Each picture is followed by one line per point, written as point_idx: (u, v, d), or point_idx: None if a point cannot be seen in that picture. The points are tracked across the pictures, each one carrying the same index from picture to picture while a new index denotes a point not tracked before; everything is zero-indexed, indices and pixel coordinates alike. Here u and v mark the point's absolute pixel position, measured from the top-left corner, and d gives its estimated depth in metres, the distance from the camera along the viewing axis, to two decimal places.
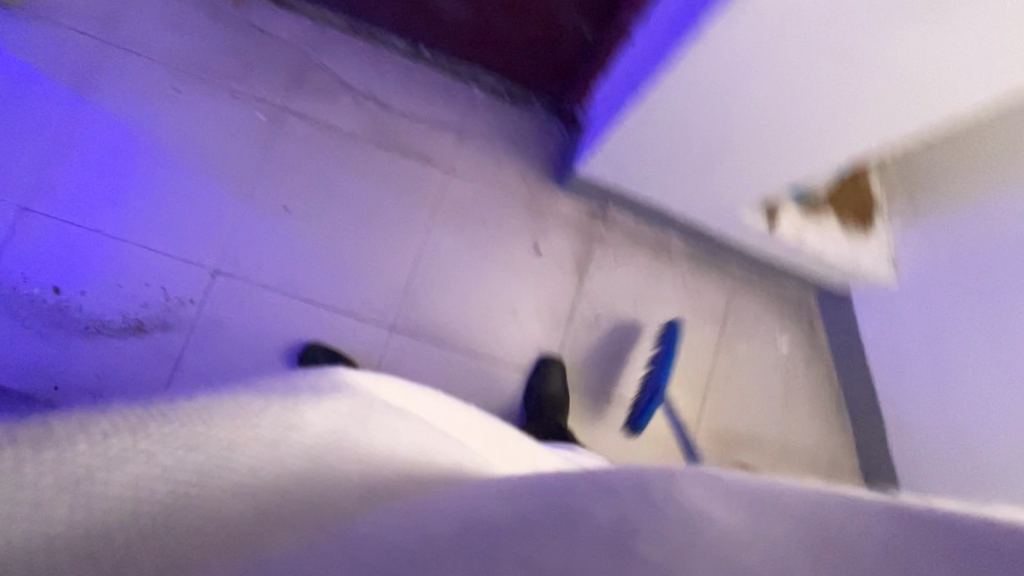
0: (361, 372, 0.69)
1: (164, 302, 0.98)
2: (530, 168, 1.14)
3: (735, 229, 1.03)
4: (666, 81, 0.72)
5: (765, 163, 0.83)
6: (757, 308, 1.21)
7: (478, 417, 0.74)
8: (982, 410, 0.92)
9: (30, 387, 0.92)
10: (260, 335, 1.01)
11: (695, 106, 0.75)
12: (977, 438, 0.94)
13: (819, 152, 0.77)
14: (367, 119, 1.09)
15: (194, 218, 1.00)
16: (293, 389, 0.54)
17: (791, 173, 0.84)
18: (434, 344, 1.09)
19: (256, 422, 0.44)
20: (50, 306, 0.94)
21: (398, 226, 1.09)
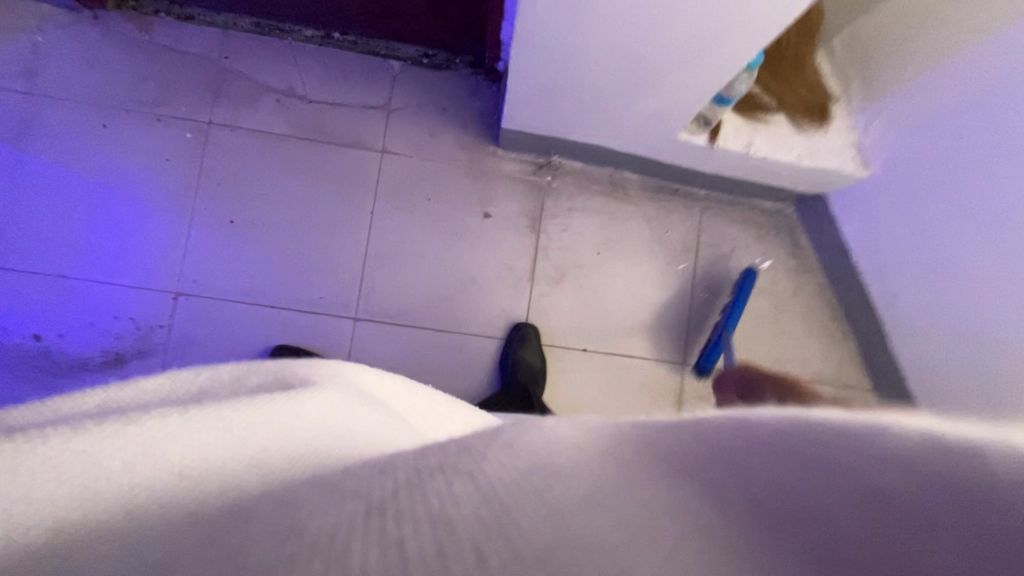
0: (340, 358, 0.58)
1: (136, 331, 1.02)
2: (466, 133, 1.11)
3: (680, 153, 0.96)
4: (527, 21, 0.66)
5: (675, 85, 0.75)
6: (731, 232, 1.14)
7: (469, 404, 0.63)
8: (965, 309, 0.82)
9: None
10: (232, 347, 1.04)
11: (572, 38, 0.68)
12: (963, 340, 0.84)
13: (708, 67, 0.70)
14: (293, 117, 1.08)
15: (149, 246, 1.04)
16: None
17: (704, 93, 0.75)
18: (401, 329, 1.08)
19: (254, 406, 0.34)
20: (34, 353, 0.99)
21: (344, 216, 1.08)
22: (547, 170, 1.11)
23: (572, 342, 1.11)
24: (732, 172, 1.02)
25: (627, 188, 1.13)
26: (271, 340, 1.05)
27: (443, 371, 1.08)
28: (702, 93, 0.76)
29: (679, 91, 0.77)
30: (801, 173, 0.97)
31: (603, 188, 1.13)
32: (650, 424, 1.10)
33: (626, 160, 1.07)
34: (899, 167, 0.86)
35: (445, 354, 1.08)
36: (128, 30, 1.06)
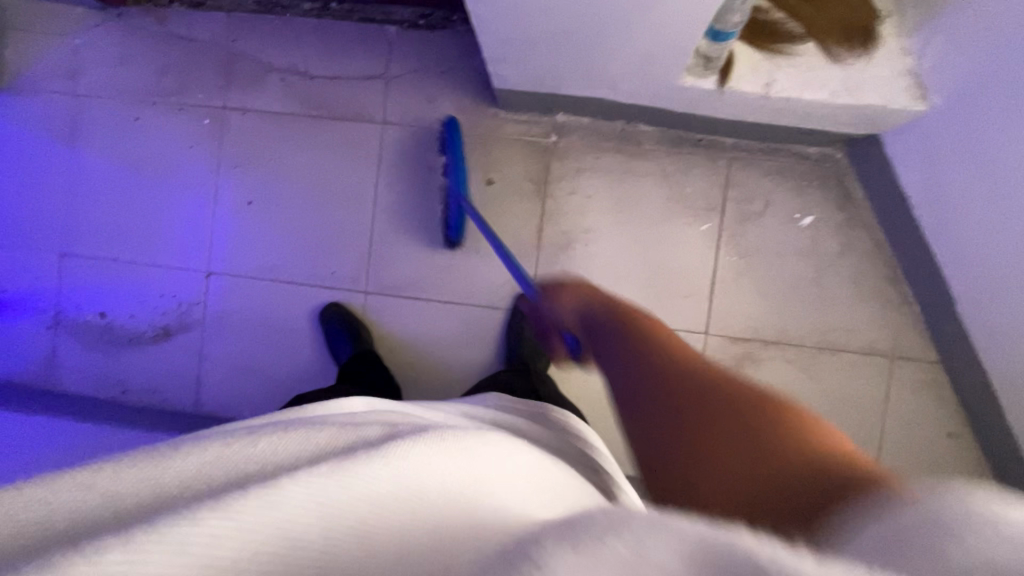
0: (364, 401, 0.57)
1: (178, 308, 1.13)
2: (465, 97, 1.06)
3: (692, 99, 0.85)
4: None
5: (659, 24, 0.66)
6: (765, 185, 1.01)
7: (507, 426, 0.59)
8: None
9: (106, 394, 1.13)
10: (258, 321, 1.11)
11: None
12: None
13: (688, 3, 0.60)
14: (298, 96, 1.10)
15: (182, 229, 1.13)
16: None
17: (695, 29, 0.65)
18: (411, 300, 1.09)
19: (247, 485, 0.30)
20: (101, 328, 1.14)
21: (351, 190, 1.09)
22: (552, 130, 1.04)
23: None
24: (757, 116, 0.89)
25: (641, 143, 1.03)
26: (292, 313, 1.11)
27: (450, 341, 1.08)
28: (693, 32, 0.66)
29: (666, 30, 0.67)
30: (841, 112, 0.81)
31: (614, 145, 1.03)
32: None
33: (636, 113, 0.97)
34: (964, 100, 0.71)
35: (452, 325, 1.08)
36: (148, 24, 1.12)
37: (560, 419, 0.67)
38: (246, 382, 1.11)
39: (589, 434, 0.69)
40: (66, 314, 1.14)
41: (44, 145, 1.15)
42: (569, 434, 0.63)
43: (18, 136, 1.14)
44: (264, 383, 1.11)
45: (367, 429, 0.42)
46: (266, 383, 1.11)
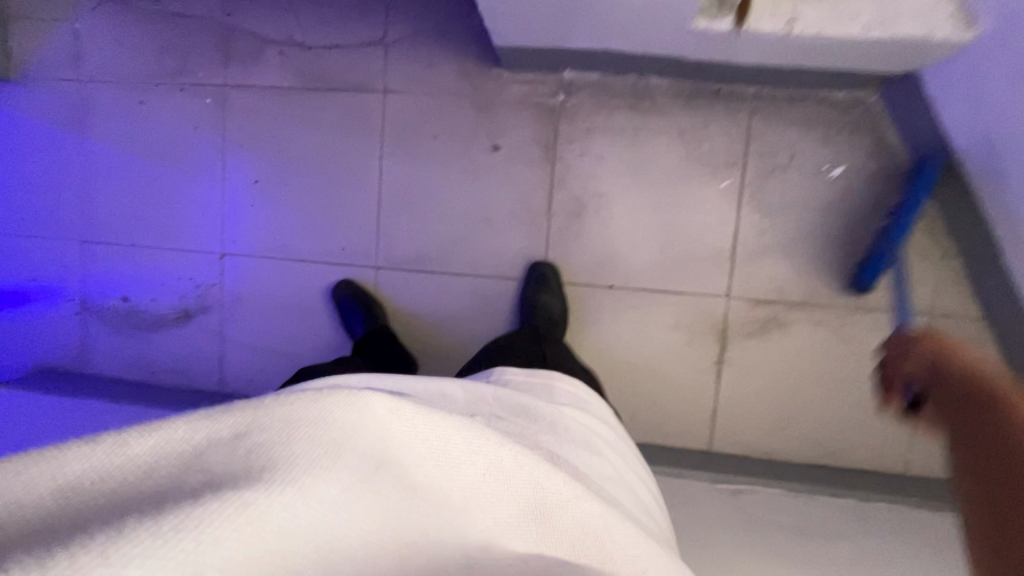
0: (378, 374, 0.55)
1: (196, 289, 1.14)
2: (468, 59, 1.01)
3: (706, 44, 0.79)
4: None
5: None
6: (790, 135, 0.94)
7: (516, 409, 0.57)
8: None
9: (135, 375, 1.17)
10: (273, 299, 1.12)
11: None
12: None
13: None
14: (298, 68, 1.07)
15: (194, 211, 1.13)
16: None
17: None
18: (421, 272, 1.07)
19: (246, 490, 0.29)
20: (126, 312, 1.17)
21: (355, 164, 1.07)
22: (559, 89, 0.99)
23: (597, 279, 1.02)
24: (779, 59, 0.82)
25: (654, 98, 0.97)
26: (304, 291, 1.11)
27: (463, 313, 1.06)
28: None
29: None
30: (874, 48, 0.74)
31: (626, 102, 0.97)
32: (690, 364, 1.00)
33: (647, 64, 0.91)
34: (1008, 26, 0.63)
35: (465, 297, 1.06)
36: (145, 4, 1.10)
37: (561, 395, 0.64)
38: (266, 361, 1.13)
39: (596, 412, 0.65)
40: (91, 299, 1.18)
41: (55, 134, 1.16)
42: (570, 414, 0.61)
43: (31, 124, 1.16)
44: (283, 361, 1.12)
45: (373, 399, 0.38)
46: (285, 361, 1.12)
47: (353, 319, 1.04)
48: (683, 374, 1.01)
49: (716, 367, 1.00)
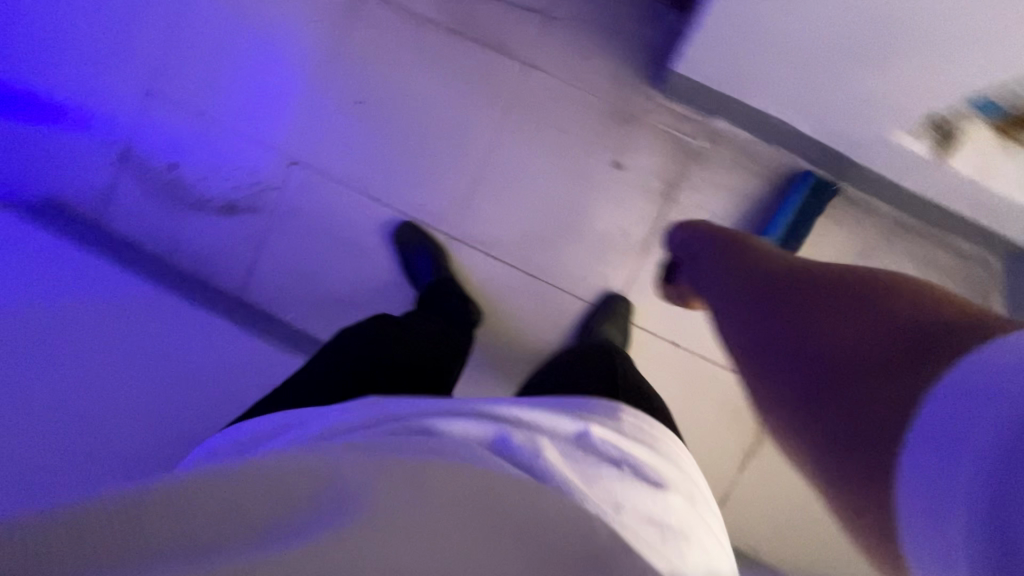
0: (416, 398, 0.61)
1: (252, 185, 1.05)
2: (625, 66, 0.95)
3: (886, 155, 0.76)
4: None
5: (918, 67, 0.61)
6: (903, 267, 0.93)
7: (549, 442, 0.59)
8: None
9: (153, 248, 1.07)
10: (330, 226, 1.04)
11: None
12: None
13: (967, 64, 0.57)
14: (447, 5, 0.99)
15: (279, 105, 1.04)
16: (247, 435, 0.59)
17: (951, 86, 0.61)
18: (493, 256, 1.02)
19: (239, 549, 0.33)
20: (168, 180, 1.07)
21: (468, 123, 1.00)
22: (702, 134, 0.94)
23: (664, 330, 0.99)
24: (940, 195, 0.80)
25: (791, 179, 0.93)
26: (367, 230, 1.04)
27: (519, 313, 1.02)
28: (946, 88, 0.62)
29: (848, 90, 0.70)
30: None
31: (762, 172, 0.94)
32: (720, 444, 0.99)
33: (806, 146, 0.87)
34: None
35: (526, 299, 1.02)
36: None
37: (609, 420, 0.65)
38: (299, 286, 1.05)
39: (648, 437, 0.66)
40: (135, 153, 1.07)
41: None
42: (620, 443, 0.62)
43: None
44: (317, 292, 1.05)
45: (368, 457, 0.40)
46: (320, 292, 1.05)
47: (419, 258, 0.99)
48: (711, 454, 0.99)
49: (743, 456, 0.99)
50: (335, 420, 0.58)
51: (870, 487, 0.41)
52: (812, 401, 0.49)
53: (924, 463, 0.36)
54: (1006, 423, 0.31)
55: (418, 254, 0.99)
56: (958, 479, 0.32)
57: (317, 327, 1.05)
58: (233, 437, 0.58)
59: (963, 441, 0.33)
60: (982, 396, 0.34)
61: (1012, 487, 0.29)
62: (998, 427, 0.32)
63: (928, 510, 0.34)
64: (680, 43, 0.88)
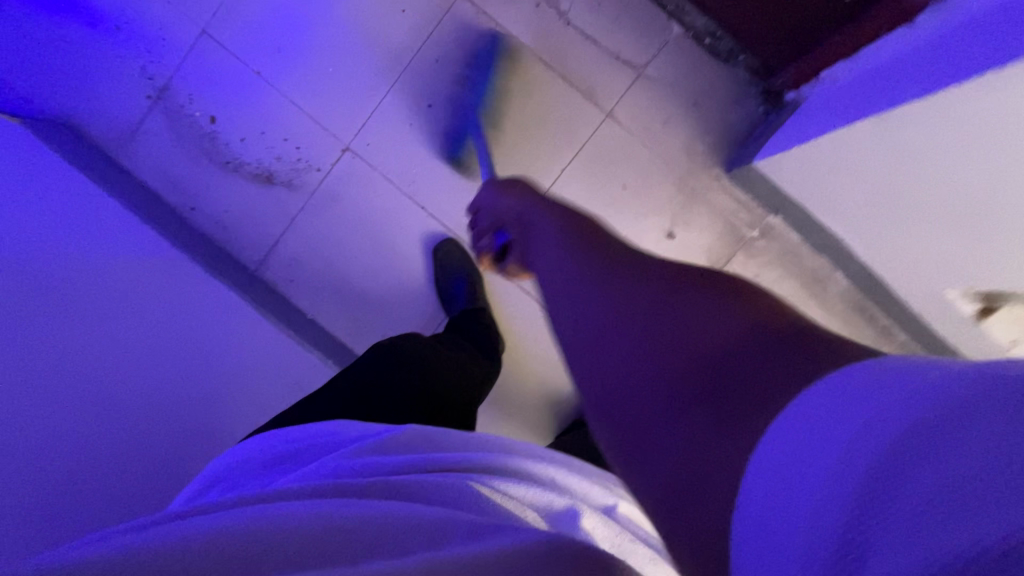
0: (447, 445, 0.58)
1: (295, 161, 1.00)
2: (700, 142, 0.96)
3: (930, 300, 0.80)
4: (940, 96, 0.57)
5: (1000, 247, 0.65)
6: None
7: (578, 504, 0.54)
8: None
9: (173, 200, 1.01)
10: (368, 223, 1.01)
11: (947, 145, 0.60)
12: None
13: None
14: (541, 32, 0.97)
15: (343, 86, 0.99)
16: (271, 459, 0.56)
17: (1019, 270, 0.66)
18: (528, 292, 1.01)
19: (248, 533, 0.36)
20: (204, 133, 1.00)
21: (533, 157, 0.99)
22: (757, 226, 0.96)
23: None
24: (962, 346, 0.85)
25: (828, 290, 0.96)
26: (406, 236, 1.01)
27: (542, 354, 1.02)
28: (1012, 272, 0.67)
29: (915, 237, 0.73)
30: None
31: (803, 277, 0.96)
32: None
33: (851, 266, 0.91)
34: None
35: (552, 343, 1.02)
36: None
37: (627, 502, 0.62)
38: (322, 275, 1.01)
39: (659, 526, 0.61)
40: (174, 95, 1.00)
41: None
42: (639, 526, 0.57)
43: None
44: (338, 286, 1.01)
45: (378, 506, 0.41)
46: (343, 288, 1.01)
47: (456, 279, 0.97)
48: None
49: None
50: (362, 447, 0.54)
51: (701, 516, 0.31)
52: (637, 416, 0.38)
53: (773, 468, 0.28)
54: (893, 428, 0.24)
55: (452, 273, 0.97)
56: (804, 509, 0.24)
57: (331, 322, 1.02)
58: (255, 459, 0.55)
59: (824, 446, 0.26)
60: (865, 398, 0.26)
61: (888, 485, 0.22)
62: (891, 423, 0.24)
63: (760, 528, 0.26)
64: (763, 139, 0.89)
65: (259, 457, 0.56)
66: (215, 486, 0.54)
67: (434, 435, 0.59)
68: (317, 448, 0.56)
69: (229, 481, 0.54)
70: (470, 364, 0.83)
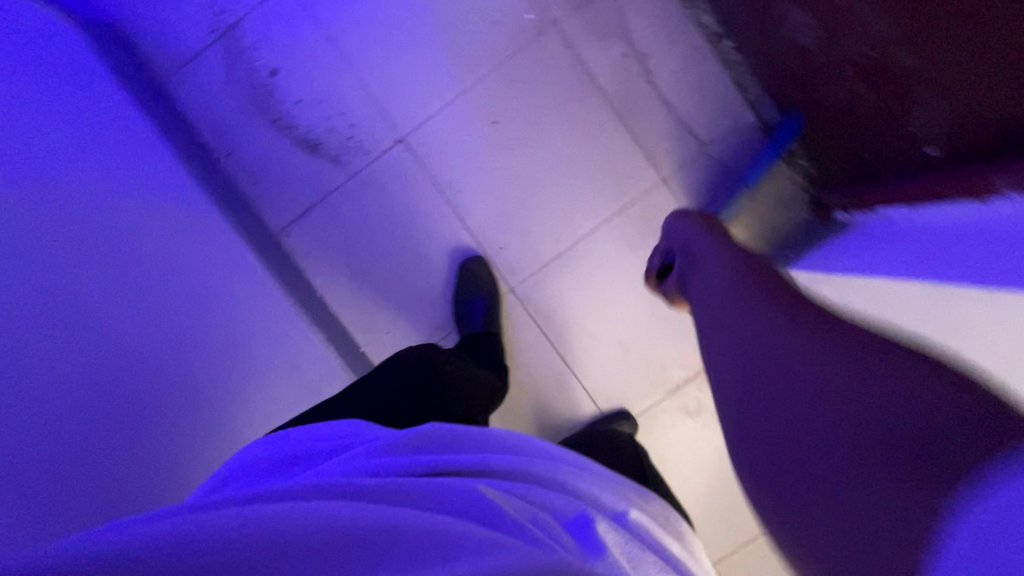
0: (466, 443, 0.57)
1: (345, 137, 0.98)
2: (741, 231, 0.98)
3: None
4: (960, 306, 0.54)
5: None
6: None
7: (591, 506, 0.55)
8: None
9: (211, 140, 0.97)
10: (400, 217, 0.99)
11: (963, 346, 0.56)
12: None
13: None
14: (621, 82, 0.97)
15: (414, 77, 0.97)
16: (286, 462, 0.54)
17: None
18: (540, 327, 1.02)
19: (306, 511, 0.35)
20: (261, 83, 0.97)
21: (580, 199, 0.99)
22: None
23: None
24: None
25: None
26: (435, 242, 1.00)
27: (537, 388, 1.02)
28: None
29: None
30: None
31: None
32: None
33: None
34: None
35: (549, 379, 1.02)
36: None
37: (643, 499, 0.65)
38: (341, 257, 1.00)
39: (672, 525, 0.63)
40: (240, 36, 0.96)
41: None
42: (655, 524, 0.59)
43: None
44: (354, 272, 1.00)
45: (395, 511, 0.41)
46: (359, 275, 1.00)
47: (475, 296, 0.97)
48: None
49: None
50: (376, 446, 0.53)
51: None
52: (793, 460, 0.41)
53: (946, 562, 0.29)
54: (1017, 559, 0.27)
55: (474, 282, 0.97)
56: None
57: (337, 306, 1.00)
58: (270, 456, 0.54)
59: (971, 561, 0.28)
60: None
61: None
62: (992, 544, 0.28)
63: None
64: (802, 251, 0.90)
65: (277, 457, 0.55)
66: (229, 484, 0.52)
67: (449, 428, 0.58)
68: (334, 448, 0.55)
69: (244, 479, 0.52)
70: (489, 379, 0.84)
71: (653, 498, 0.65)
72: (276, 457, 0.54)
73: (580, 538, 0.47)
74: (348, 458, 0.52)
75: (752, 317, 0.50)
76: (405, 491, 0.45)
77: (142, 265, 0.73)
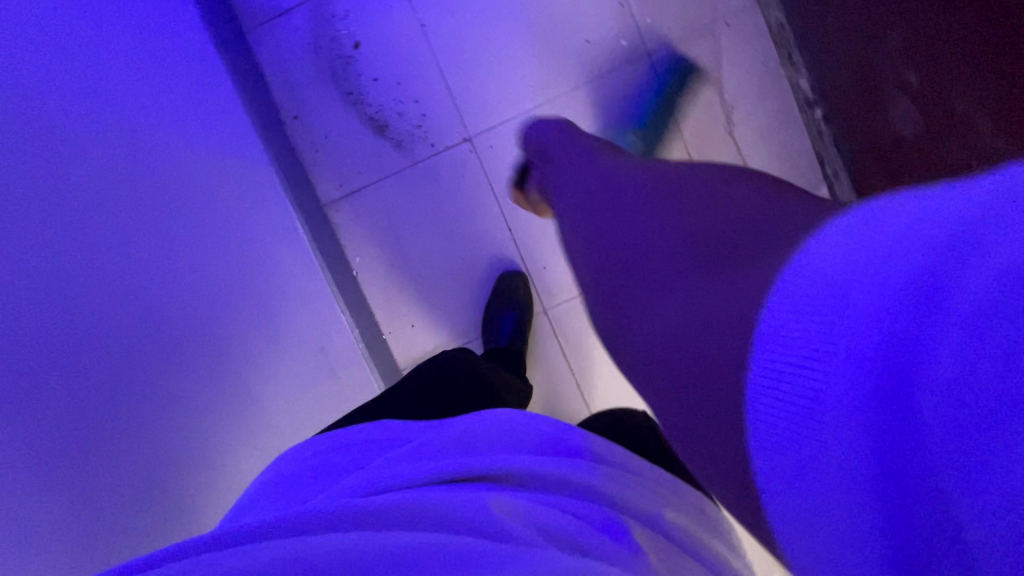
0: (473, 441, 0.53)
1: (414, 126, 0.97)
2: None
3: None
4: None
5: None
6: None
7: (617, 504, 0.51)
8: None
9: (281, 100, 0.96)
10: (451, 217, 0.98)
11: None
12: None
13: None
14: (702, 129, 0.96)
15: (494, 80, 0.96)
16: (304, 483, 0.51)
17: None
18: (565, 354, 1.01)
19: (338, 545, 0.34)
20: (341, 55, 0.95)
21: None
22: None
23: None
24: None
25: None
26: (480, 248, 0.99)
27: (560, 408, 1.01)
28: None
29: None
30: None
31: None
32: None
33: None
34: None
35: (572, 400, 1.01)
36: None
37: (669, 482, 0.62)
38: (384, 243, 0.99)
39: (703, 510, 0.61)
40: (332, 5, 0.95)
41: None
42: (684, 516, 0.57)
43: None
44: (393, 262, 0.99)
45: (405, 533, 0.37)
46: (398, 264, 0.99)
47: (506, 313, 0.95)
48: None
49: None
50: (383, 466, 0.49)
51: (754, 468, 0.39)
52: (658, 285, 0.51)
53: (767, 391, 0.31)
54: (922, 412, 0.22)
55: (509, 299, 0.96)
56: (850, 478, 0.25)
57: (371, 290, 1.00)
58: (285, 482, 0.51)
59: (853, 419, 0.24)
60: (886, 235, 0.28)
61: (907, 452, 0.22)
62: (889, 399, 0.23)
63: (793, 426, 0.29)
64: None
65: (295, 477, 0.52)
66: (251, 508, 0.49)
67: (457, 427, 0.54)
68: (348, 470, 0.52)
69: (262, 504, 0.49)
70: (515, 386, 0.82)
71: (687, 488, 0.62)
72: (290, 481, 0.51)
73: (619, 564, 0.43)
74: (359, 477, 0.49)
75: (645, 210, 0.58)
76: (410, 502, 0.41)
77: (181, 222, 0.68)
